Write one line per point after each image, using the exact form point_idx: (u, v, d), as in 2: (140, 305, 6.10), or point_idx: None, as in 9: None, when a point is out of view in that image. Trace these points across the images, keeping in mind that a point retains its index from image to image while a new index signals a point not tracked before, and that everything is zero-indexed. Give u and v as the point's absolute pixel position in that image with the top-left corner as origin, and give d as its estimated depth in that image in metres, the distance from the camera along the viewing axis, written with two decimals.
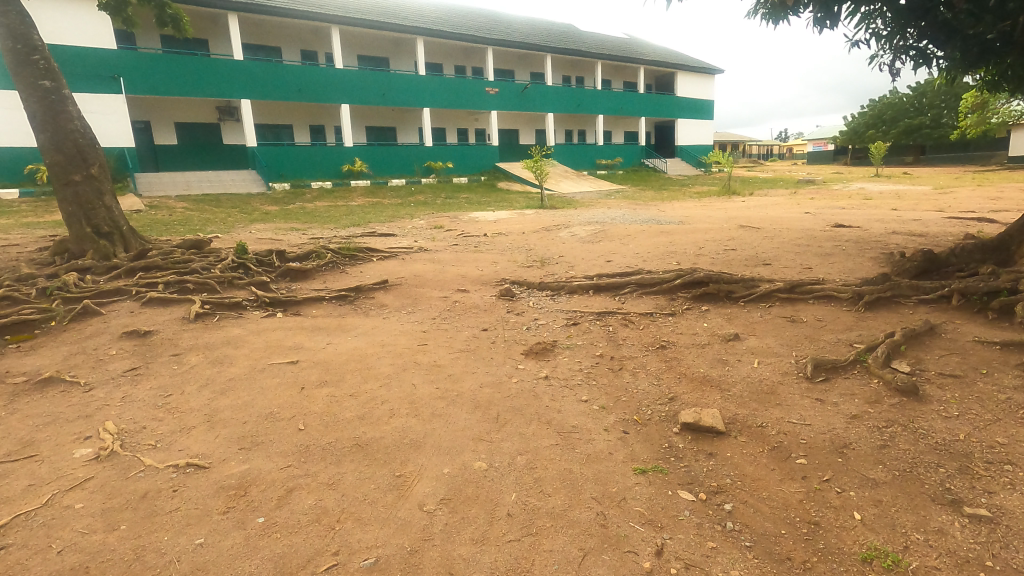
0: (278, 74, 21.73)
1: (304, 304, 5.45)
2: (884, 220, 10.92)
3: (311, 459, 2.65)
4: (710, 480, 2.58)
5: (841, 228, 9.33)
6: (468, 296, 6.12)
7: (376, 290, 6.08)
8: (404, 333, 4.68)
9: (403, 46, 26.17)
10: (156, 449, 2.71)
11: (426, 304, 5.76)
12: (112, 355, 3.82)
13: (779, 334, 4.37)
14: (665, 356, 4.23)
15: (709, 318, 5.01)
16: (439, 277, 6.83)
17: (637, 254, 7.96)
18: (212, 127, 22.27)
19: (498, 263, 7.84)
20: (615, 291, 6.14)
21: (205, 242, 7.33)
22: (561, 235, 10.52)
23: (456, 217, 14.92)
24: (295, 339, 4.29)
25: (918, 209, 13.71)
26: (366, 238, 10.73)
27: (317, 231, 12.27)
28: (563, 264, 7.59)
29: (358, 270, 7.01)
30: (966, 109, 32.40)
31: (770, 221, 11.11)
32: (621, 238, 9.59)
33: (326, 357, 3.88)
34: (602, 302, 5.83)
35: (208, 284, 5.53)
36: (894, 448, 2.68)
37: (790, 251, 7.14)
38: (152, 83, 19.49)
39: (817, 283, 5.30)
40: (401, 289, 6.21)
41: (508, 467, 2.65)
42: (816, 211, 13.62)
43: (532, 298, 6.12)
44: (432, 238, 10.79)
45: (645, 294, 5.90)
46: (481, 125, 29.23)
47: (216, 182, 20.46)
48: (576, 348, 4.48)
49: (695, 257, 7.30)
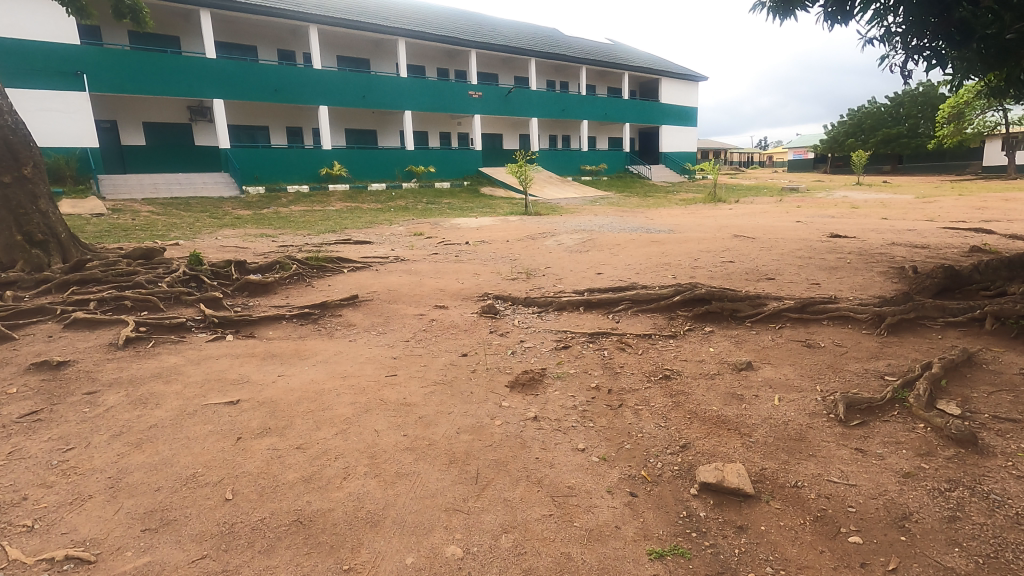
0: (253, 74, 20.97)
1: (259, 324, 4.81)
2: (879, 230, 10.59)
3: (235, 545, 2.05)
4: (744, 569, 2.04)
5: (838, 238, 8.99)
6: (447, 313, 5.53)
7: (344, 308, 5.48)
8: (371, 360, 4.08)
9: (383, 47, 25.56)
10: (31, 535, 2.08)
11: (399, 324, 5.16)
12: (10, 394, 3.16)
13: (797, 363, 3.87)
14: (670, 389, 3.69)
15: (714, 341, 4.54)
16: (416, 291, 6.25)
17: (629, 266, 7.45)
18: (182, 128, 21.39)
19: (480, 275, 7.30)
20: (608, 308, 5.63)
21: (157, 251, 6.64)
22: (546, 243, 10.02)
23: (436, 223, 14.40)
24: (241, 370, 3.66)
25: (907, 218, 13.60)
26: (340, 246, 10.10)
27: (288, 238, 11.60)
28: (550, 276, 7.08)
29: (326, 283, 6.38)
30: (943, 119, 32.95)
31: (763, 230, 10.77)
32: (611, 247, 9.14)
33: (272, 396, 3.25)
34: (595, 321, 5.32)
35: (150, 300, 4.88)
36: (966, 522, 2.18)
37: (792, 263, 6.70)
38: (118, 81, 18.60)
39: (830, 302, 4.85)
40: (372, 306, 5.61)
41: (489, 553, 2.07)
42: (807, 219, 13.36)
43: (518, 316, 5.58)
44: (411, 247, 10.23)
45: (641, 313, 5.40)
46: (463, 128, 28.75)
47: (186, 185, 19.58)
48: (568, 378, 3.93)
49: (691, 270, 6.83)
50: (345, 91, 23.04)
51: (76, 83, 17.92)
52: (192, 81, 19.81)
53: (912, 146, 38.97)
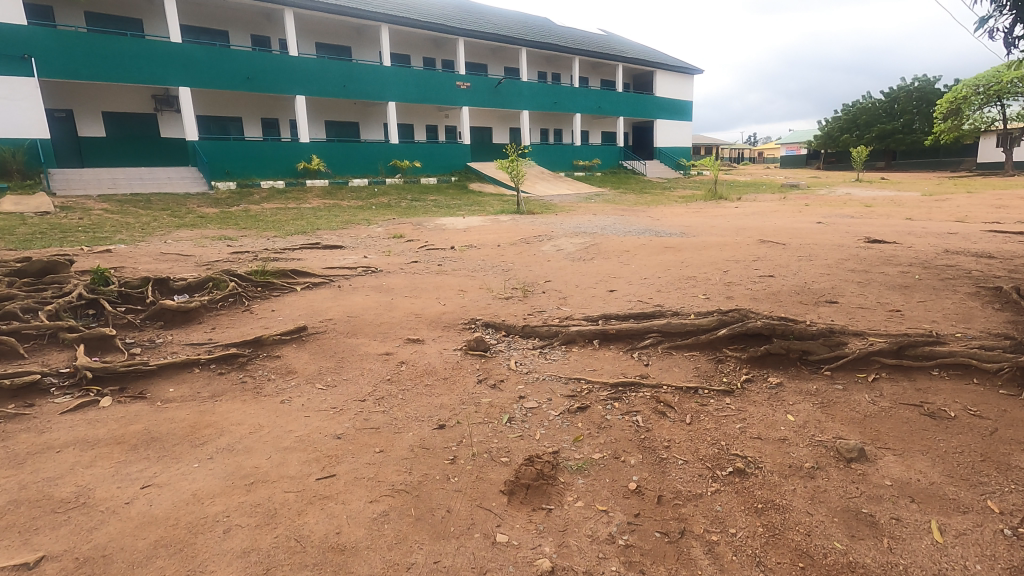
0: (223, 60, 19.39)
1: (157, 376, 3.50)
2: (916, 234, 9.41)
3: None
4: None
5: (877, 244, 7.84)
6: (422, 352, 4.23)
7: (284, 347, 4.15)
8: (304, 443, 2.78)
9: (365, 34, 24.05)
10: None
11: (356, 371, 3.84)
12: None
13: (931, 449, 2.64)
14: (752, 497, 2.43)
15: (786, 400, 3.30)
16: (384, 316, 4.94)
17: (645, 281, 6.21)
18: (145, 118, 19.81)
19: (467, 291, 6.01)
20: (631, 341, 4.40)
21: (58, 265, 5.26)
22: (544, 249, 8.76)
23: (419, 223, 13.07)
24: (82, 479, 2.31)
25: (933, 218, 12.49)
26: (306, 252, 8.74)
27: (247, 242, 10.16)
28: (553, 294, 5.82)
29: (269, 306, 5.04)
30: (940, 114, 32.03)
31: (785, 232, 9.60)
32: (618, 254, 7.93)
33: (110, 544, 1.93)
34: (618, 363, 4.06)
35: (7, 344, 3.56)
36: None
37: (849, 279, 5.50)
38: (71, 66, 16.96)
39: (934, 342, 3.65)
40: (322, 341, 4.28)
41: None
42: (827, 220, 12.23)
43: (515, 355, 4.31)
44: (387, 253, 8.90)
45: (675, 351, 4.17)
46: (451, 121, 27.40)
47: (149, 181, 17.99)
48: (593, 473, 2.66)
49: (724, 288, 5.60)
50: (325, 80, 21.57)
51: (23, 68, 16.29)
52: (155, 67, 18.19)
53: (907, 142, 38.17)
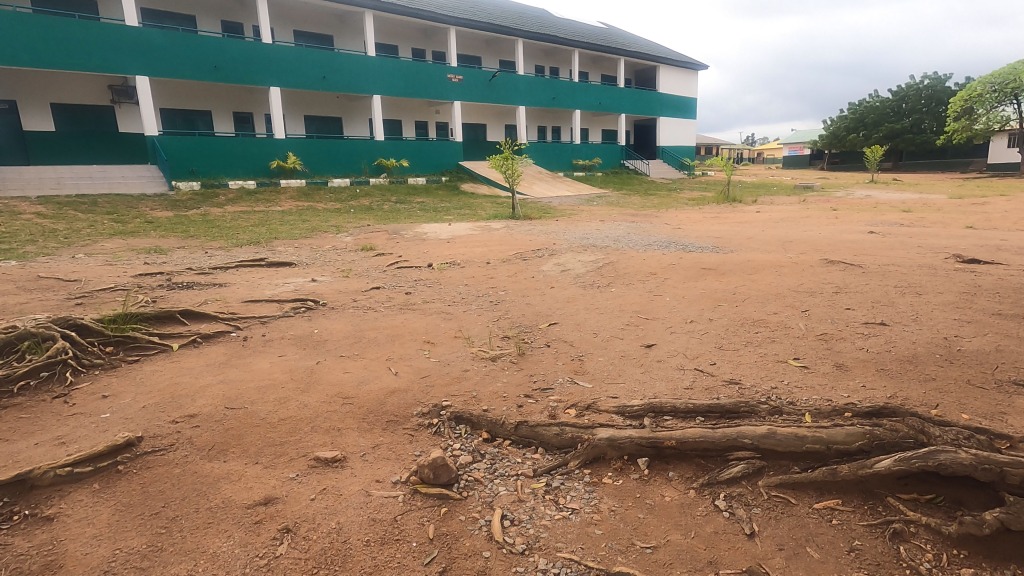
0: (187, 47, 17.37)
1: None
2: (1004, 249, 7.58)
3: None
4: None
5: (978, 267, 6.00)
6: (337, 493, 2.35)
7: (78, 491, 2.25)
8: None
9: (348, 22, 22.09)
10: None
11: (189, 561, 1.95)
12: None
13: None
14: None
15: None
16: (294, 404, 3.03)
17: (693, 326, 4.34)
18: (99, 111, 17.81)
19: (436, 345, 4.10)
20: (712, 465, 2.50)
21: None
22: (545, 268, 6.88)
23: (396, 231, 11.21)
24: None
25: (995, 226, 10.73)
26: (240, 274, 6.80)
27: (178, 257, 8.23)
28: (564, 351, 3.95)
29: (106, 386, 3.11)
30: (953, 113, 30.28)
31: (841, 246, 7.76)
32: (644, 278, 6.05)
33: None
34: (697, 526, 2.18)
35: None
36: None
37: (1011, 335, 3.63)
38: (8, 50, 14.85)
39: None
40: (154, 474, 2.38)
41: None
42: (875, 229, 10.39)
43: (505, 495, 2.43)
44: (346, 273, 6.99)
45: (797, 493, 2.29)
46: (442, 117, 25.50)
47: (101, 180, 16.00)
48: None
49: (823, 345, 3.72)
50: (303, 71, 19.56)
51: None
52: (107, 54, 16.09)
53: (917, 142, 36.48)
